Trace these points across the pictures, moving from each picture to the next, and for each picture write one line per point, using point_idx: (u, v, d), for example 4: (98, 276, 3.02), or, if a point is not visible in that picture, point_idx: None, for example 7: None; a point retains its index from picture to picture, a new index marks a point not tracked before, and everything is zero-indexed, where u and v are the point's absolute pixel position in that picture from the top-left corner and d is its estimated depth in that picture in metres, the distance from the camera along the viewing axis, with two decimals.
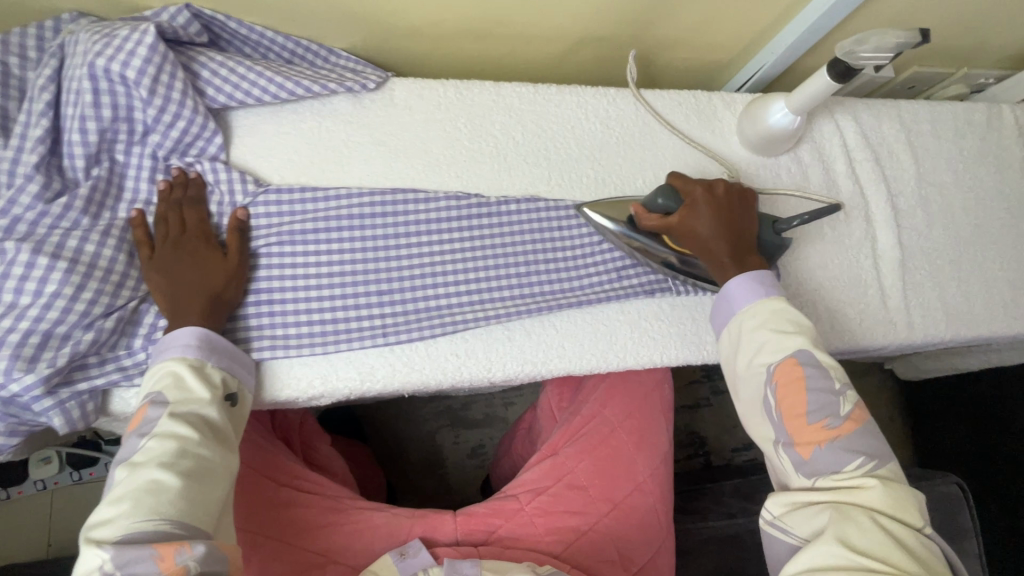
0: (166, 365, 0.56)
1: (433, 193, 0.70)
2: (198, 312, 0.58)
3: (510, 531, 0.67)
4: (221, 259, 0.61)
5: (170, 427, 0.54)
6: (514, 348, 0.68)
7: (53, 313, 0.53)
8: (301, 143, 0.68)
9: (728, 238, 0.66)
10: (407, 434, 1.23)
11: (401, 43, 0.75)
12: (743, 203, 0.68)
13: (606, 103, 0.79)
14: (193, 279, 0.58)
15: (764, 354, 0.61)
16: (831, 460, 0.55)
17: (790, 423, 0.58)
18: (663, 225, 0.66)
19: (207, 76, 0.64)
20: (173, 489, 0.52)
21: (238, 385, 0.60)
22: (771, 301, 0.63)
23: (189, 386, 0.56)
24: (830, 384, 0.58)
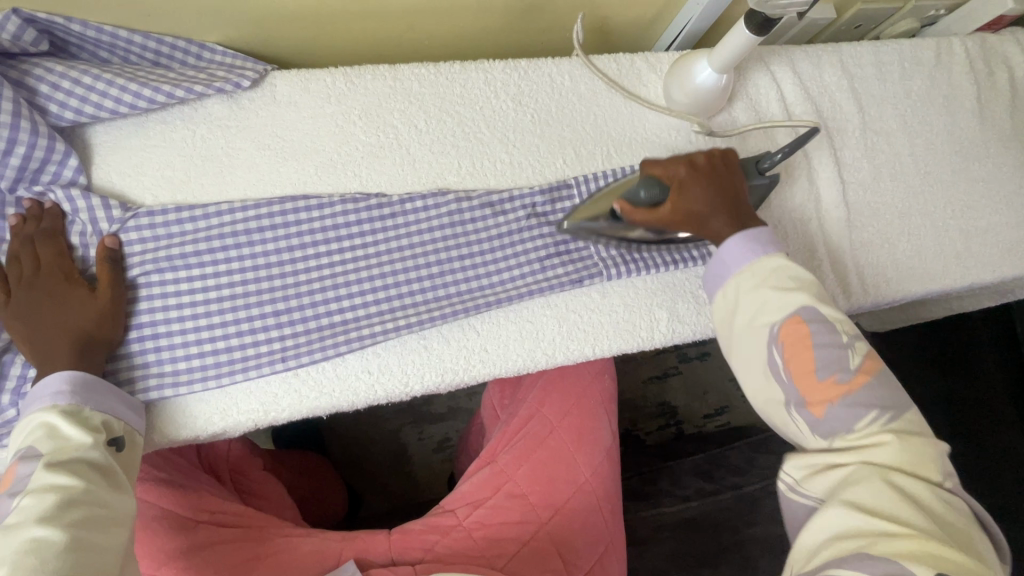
0: (36, 418, 0.50)
1: (328, 196, 0.63)
2: (67, 356, 0.52)
3: (447, 547, 0.62)
4: (89, 295, 0.54)
5: (48, 480, 0.47)
6: (431, 357, 0.63)
7: None
8: (172, 156, 0.61)
9: (725, 207, 0.62)
10: (369, 435, 1.20)
11: (280, 32, 0.67)
12: (728, 168, 0.65)
13: (517, 77, 0.72)
14: (58, 321, 0.53)
15: (767, 314, 0.56)
16: (847, 418, 0.50)
17: (799, 380, 0.53)
18: (654, 217, 0.62)
19: (47, 91, 0.57)
20: (61, 543, 0.45)
21: (126, 427, 0.54)
22: (770, 258, 0.58)
23: (68, 435, 0.50)
24: (835, 338, 0.53)
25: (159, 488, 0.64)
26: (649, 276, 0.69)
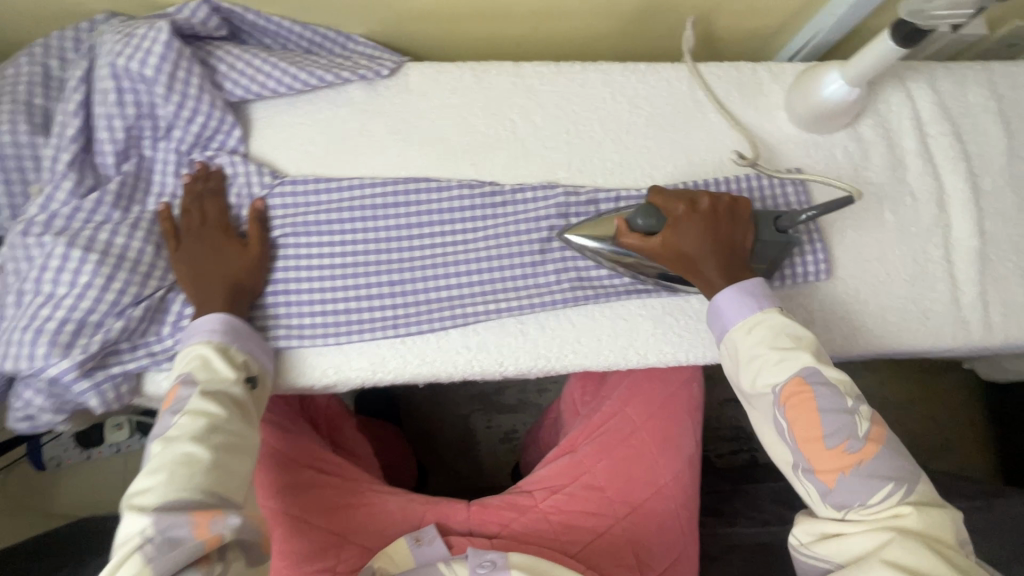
0: (192, 349, 0.57)
1: (447, 181, 0.67)
2: (223, 300, 0.60)
3: (522, 525, 0.65)
4: (240, 247, 0.62)
5: (201, 405, 0.54)
6: (527, 342, 0.65)
7: (86, 302, 0.57)
8: (316, 134, 0.68)
9: (720, 255, 0.59)
10: (441, 416, 1.25)
11: (418, 27, 0.73)
12: (734, 216, 0.61)
13: (635, 79, 0.73)
14: (217, 268, 0.60)
15: (766, 374, 0.54)
16: (860, 490, 0.50)
17: (807, 447, 0.52)
18: (641, 245, 0.60)
19: (224, 70, 0.65)
20: (206, 463, 0.52)
21: (260, 368, 0.61)
22: (762, 313, 0.57)
23: (217, 366, 0.57)
24: (842, 404, 0.52)
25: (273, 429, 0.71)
26: None
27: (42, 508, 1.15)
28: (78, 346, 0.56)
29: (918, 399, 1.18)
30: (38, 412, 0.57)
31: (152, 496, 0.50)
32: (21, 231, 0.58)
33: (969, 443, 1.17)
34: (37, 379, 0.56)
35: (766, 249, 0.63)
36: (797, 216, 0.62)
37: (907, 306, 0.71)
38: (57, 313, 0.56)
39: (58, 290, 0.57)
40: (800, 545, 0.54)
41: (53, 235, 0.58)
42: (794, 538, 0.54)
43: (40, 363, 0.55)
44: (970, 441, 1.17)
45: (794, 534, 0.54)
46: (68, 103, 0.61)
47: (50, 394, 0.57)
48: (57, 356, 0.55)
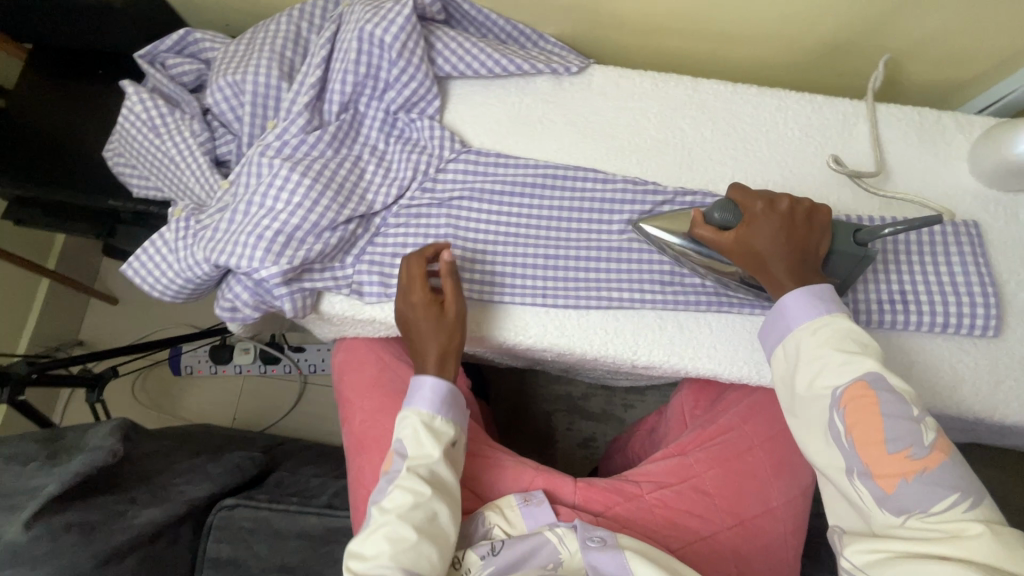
0: (407, 417, 0.63)
1: (612, 175, 0.72)
2: (432, 365, 0.64)
3: (627, 511, 0.66)
4: (435, 309, 0.64)
5: (408, 481, 0.59)
6: (664, 337, 0.68)
7: (298, 220, 0.66)
8: (502, 115, 0.76)
9: (794, 261, 0.57)
10: (526, 408, 1.28)
11: (608, 33, 0.79)
12: (811, 221, 0.59)
13: (810, 109, 0.74)
14: (422, 337, 0.64)
15: (828, 375, 0.52)
16: (920, 498, 0.46)
17: (865, 449, 0.49)
18: (713, 240, 0.60)
19: (440, 48, 0.74)
20: (410, 539, 0.55)
21: (456, 437, 0.64)
22: (831, 317, 0.54)
23: (422, 439, 0.61)
24: (907, 411, 0.49)
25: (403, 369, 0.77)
26: (903, 332, 0.67)
27: (166, 409, 1.32)
28: (285, 257, 0.65)
29: None
30: (243, 306, 0.68)
31: (369, 562, 0.55)
32: (259, 153, 0.68)
33: None
34: (248, 277, 0.66)
35: (839, 262, 0.61)
36: (878, 231, 0.60)
37: None
38: (274, 224, 0.65)
39: (278, 205, 0.66)
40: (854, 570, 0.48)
41: (283, 161, 0.67)
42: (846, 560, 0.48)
43: (255, 264, 0.65)
44: None
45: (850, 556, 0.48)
46: (314, 57, 0.71)
47: (254, 292, 0.67)
48: (270, 262, 0.64)
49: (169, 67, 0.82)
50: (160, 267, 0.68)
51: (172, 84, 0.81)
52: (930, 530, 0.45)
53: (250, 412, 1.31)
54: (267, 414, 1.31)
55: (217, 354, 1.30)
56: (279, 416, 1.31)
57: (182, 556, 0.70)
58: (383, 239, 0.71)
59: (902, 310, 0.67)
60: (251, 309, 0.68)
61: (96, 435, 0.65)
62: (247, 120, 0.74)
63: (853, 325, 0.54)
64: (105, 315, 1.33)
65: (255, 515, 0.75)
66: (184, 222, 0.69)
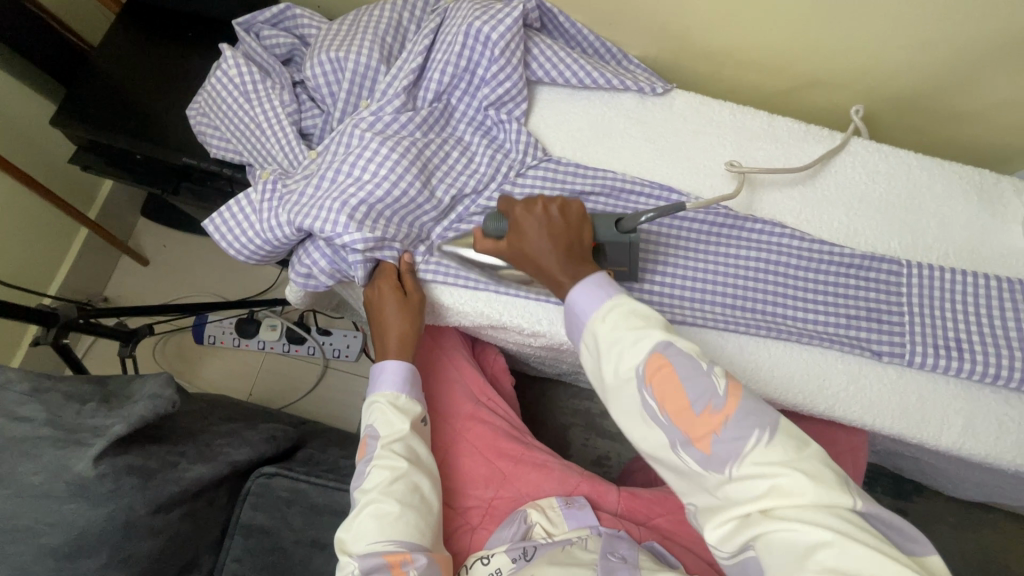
0: (374, 402, 0.63)
1: (687, 194, 0.75)
2: (393, 349, 0.65)
3: (669, 523, 0.67)
4: (405, 299, 0.66)
5: (385, 459, 0.59)
6: (723, 355, 0.70)
7: (381, 191, 0.67)
8: (585, 125, 0.78)
9: (562, 257, 0.58)
10: (543, 419, 1.29)
11: (691, 62, 0.83)
12: (568, 211, 0.61)
13: (879, 156, 0.77)
14: (383, 319, 0.66)
15: (626, 359, 0.51)
16: (733, 449, 0.47)
17: (678, 419, 0.49)
18: (496, 250, 0.63)
19: (536, 54, 0.76)
20: (394, 512, 0.56)
21: (423, 412, 0.65)
22: (614, 300, 0.55)
23: (392, 418, 0.62)
24: (698, 367, 0.49)
25: (455, 359, 0.78)
26: (951, 379, 0.69)
27: (184, 377, 1.31)
28: (368, 226, 0.65)
29: None
30: (318, 272, 0.68)
31: (356, 540, 0.55)
32: (352, 125, 0.70)
33: None
34: (327, 244, 0.67)
35: (615, 252, 0.64)
36: (637, 218, 0.62)
37: None
38: (359, 193, 0.66)
39: (364, 175, 0.67)
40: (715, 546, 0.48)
41: (374, 134, 0.69)
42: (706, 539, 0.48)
43: (337, 230, 0.65)
44: None
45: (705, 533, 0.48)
46: (417, 46, 0.74)
47: (332, 259, 0.68)
48: (353, 229, 0.65)
49: (263, 39, 0.84)
50: (242, 224, 0.69)
51: (266, 54, 0.83)
52: (757, 485, 0.45)
53: (266, 389, 1.31)
54: (284, 393, 1.30)
55: (242, 327, 1.29)
56: (296, 395, 1.30)
57: (216, 517, 0.70)
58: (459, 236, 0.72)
59: (955, 356, 0.68)
60: (327, 277, 0.69)
61: (149, 382, 0.64)
62: (342, 98, 0.76)
63: (631, 304, 0.54)
64: (134, 274, 1.32)
65: (293, 487, 0.73)
66: (271, 185, 0.70)
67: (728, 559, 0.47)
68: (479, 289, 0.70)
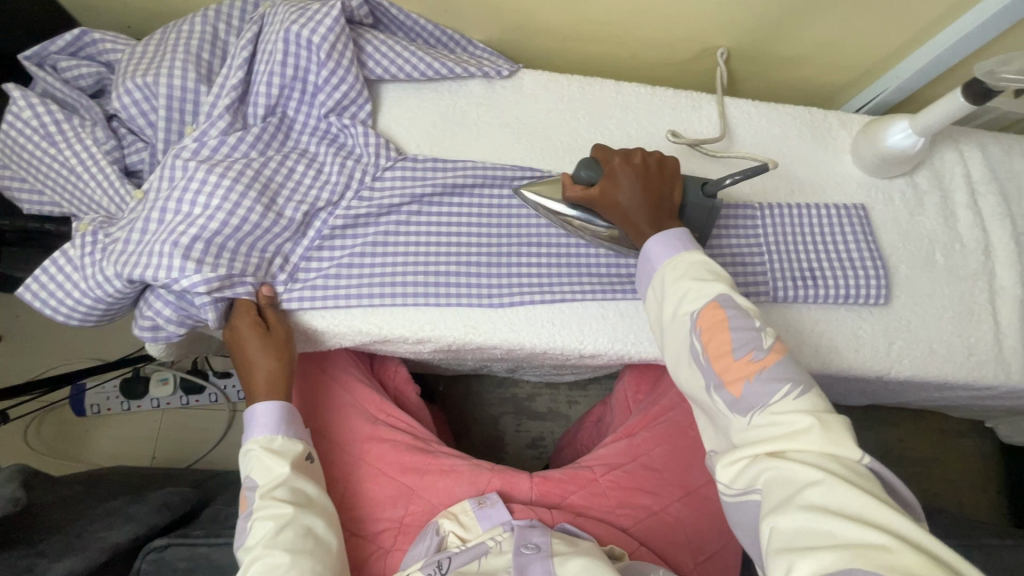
0: (248, 449, 0.60)
1: (550, 173, 0.75)
2: (261, 391, 0.61)
3: (583, 498, 0.68)
4: (268, 335, 0.62)
5: (267, 508, 0.56)
6: (608, 325, 0.71)
7: (216, 223, 0.61)
8: (437, 118, 0.76)
9: (650, 209, 0.62)
10: (472, 415, 1.28)
11: (536, 40, 0.82)
12: (665, 170, 0.64)
13: (720, 109, 0.82)
14: (248, 359, 0.61)
15: (687, 301, 0.55)
16: (762, 393, 0.49)
17: (717, 362, 0.51)
18: (584, 197, 0.64)
19: (370, 51, 0.73)
20: (283, 563, 0.54)
21: (307, 448, 0.63)
22: (691, 254, 0.58)
23: (269, 463, 0.59)
24: (749, 322, 0.52)
25: (351, 381, 0.75)
26: (811, 306, 0.75)
27: (71, 455, 1.17)
28: (208, 265, 0.60)
29: (940, 462, 1.20)
30: (164, 322, 0.62)
31: None
32: (173, 156, 0.63)
33: (989, 508, 1.19)
34: (168, 291, 0.61)
35: (693, 215, 0.66)
36: (721, 182, 0.65)
37: (954, 340, 0.76)
38: (190, 230, 0.60)
39: (195, 210, 0.61)
40: (723, 484, 0.49)
41: (198, 162, 0.63)
42: (715, 479, 0.49)
43: (173, 274, 0.59)
44: (989, 506, 1.18)
45: (717, 473, 0.49)
46: (235, 59, 0.68)
47: (176, 306, 0.62)
48: (191, 270, 0.59)
49: (62, 71, 0.74)
50: (65, 286, 0.62)
51: (69, 89, 0.73)
52: (775, 430, 0.47)
53: (169, 448, 1.20)
54: (192, 449, 1.20)
55: (128, 389, 1.18)
56: (204, 450, 1.20)
57: None
58: (321, 255, 0.68)
59: (810, 285, 0.74)
60: (175, 324, 0.62)
61: None
62: (162, 125, 0.69)
63: (709, 260, 0.58)
64: None
65: (190, 554, 0.67)
66: (91, 238, 0.63)
67: (732, 498, 0.48)
68: (353, 306, 0.67)
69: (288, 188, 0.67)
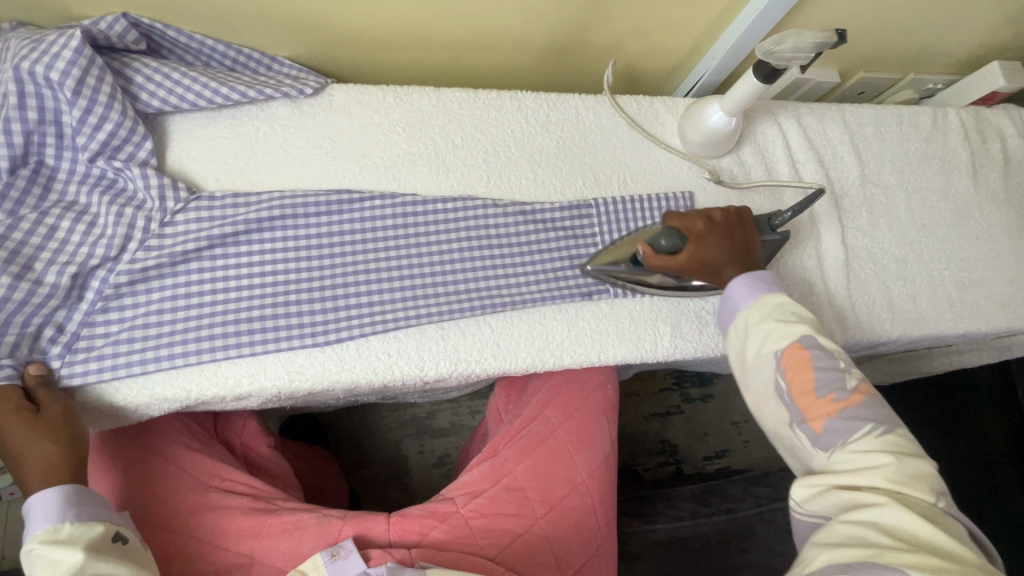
0: (28, 550, 0.50)
1: (371, 193, 0.70)
2: (35, 480, 0.52)
3: (445, 533, 0.65)
4: (38, 417, 0.54)
5: None
6: (448, 347, 0.67)
7: None
8: (238, 147, 0.69)
9: (737, 261, 0.66)
10: (370, 443, 1.21)
11: (346, 52, 0.77)
12: (742, 223, 0.69)
13: (547, 106, 0.80)
14: (14, 449, 0.53)
15: (772, 341, 0.60)
16: (843, 431, 0.54)
17: (800, 400, 0.56)
18: (671, 265, 0.65)
19: (141, 81, 0.65)
20: None
21: (115, 528, 0.54)
22: (775, 295, 0.63)
23: (56, 556, 0.49)
24: (834, 363, 0.57)
25: (179, 448, 0.68)
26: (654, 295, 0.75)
27: None
28: None
29: None
30: None
31: None
32: None
33: None
34: None
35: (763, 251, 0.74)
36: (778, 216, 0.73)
37: None
38: None
39: None
40: (798, 504, 0.54)
41: None
42: (792, 497, 0.55)
43: None
44: None
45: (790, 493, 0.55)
46: None
47: None
48: None
49: None
50: None
51: None
52: (855, 462, 0.52)
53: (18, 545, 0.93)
54: None
55: None
56: None
57: None
58: (107, 317, 0.60)
59: None
60: None
61: None
62: None
63: (788, 301, 0.63)
64: None
65: None
66: None
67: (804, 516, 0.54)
68: (152, 372, 0.60)
69: (48, 250, 0.59)
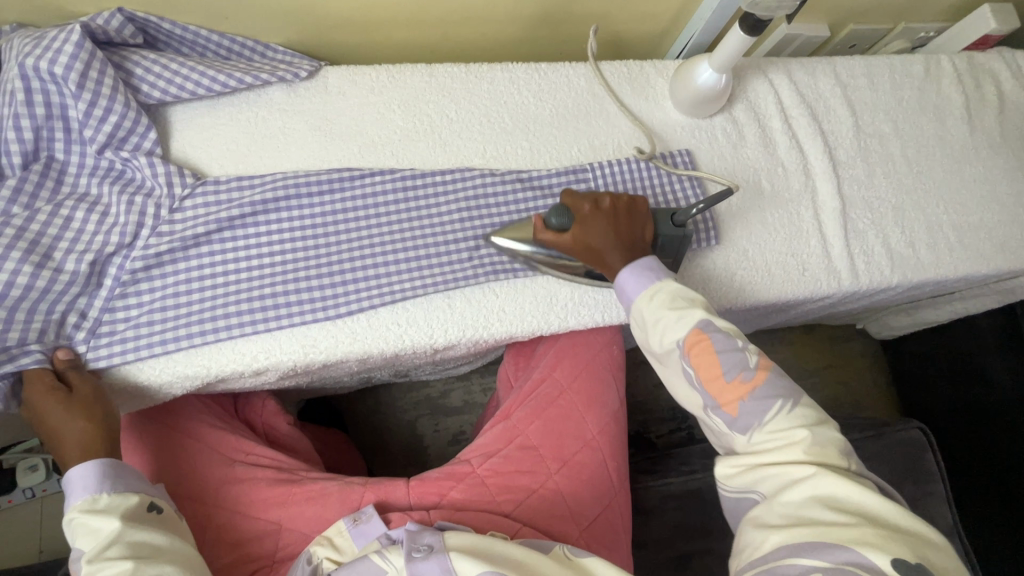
0: (69, 519, 0.53)
1: (373, 170, 0.72)
2: (73, 455, 0.55)
3: (462, 493, 0.67)
4: (71, 397, 0.57)
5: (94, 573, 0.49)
6: (455, 314, 0.69)
7: None
8: (239, 133, 0.71)
9: (625, 245, 0.65)
10: (386, 424, 1.24)
11: (339, 35, 0.78)
12: (634, 211, 0.67)
13: (538, 76, 0.81)
14: (52, 427, 0.56)
15: (670, 331, 0.58)
16: (757, 411, 0.54)
17: (710, 385, 0.56)
18: (557, 243, 0.65)
19: (141, 73, 0.67)
20: None
21: (148, 498, 0.56)
22: (661, 283, 0.61)
23: (96, 525, 0.52)
24: (733, 343, 0.56)
25: (204, 426, 0.71)
26: None
27: None
28: None
29: (828, 368, 1.30)
30: None
31: None
32: None
33: (878, 401, 1.29)
34: None
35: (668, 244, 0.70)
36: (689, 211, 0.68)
37: (788, 260, 0.81)
38: None
39: None
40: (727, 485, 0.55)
41: None
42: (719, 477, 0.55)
43: None
44: (877, 400, 1.29)
45: (717, 473, 0.56)
46: None
47: None
48: None
49: None
50: None
51: None
52: (774, 440, 0.53)
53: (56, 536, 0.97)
54: None
55: None
56: None
57: None
58: (127, 302, 0.63)
59: None
60: None
61: None
62: None
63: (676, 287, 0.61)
64: None
65: None
66: None
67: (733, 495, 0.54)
68: (173, 352, 0.62)
69: (65, 239, 0.62)
